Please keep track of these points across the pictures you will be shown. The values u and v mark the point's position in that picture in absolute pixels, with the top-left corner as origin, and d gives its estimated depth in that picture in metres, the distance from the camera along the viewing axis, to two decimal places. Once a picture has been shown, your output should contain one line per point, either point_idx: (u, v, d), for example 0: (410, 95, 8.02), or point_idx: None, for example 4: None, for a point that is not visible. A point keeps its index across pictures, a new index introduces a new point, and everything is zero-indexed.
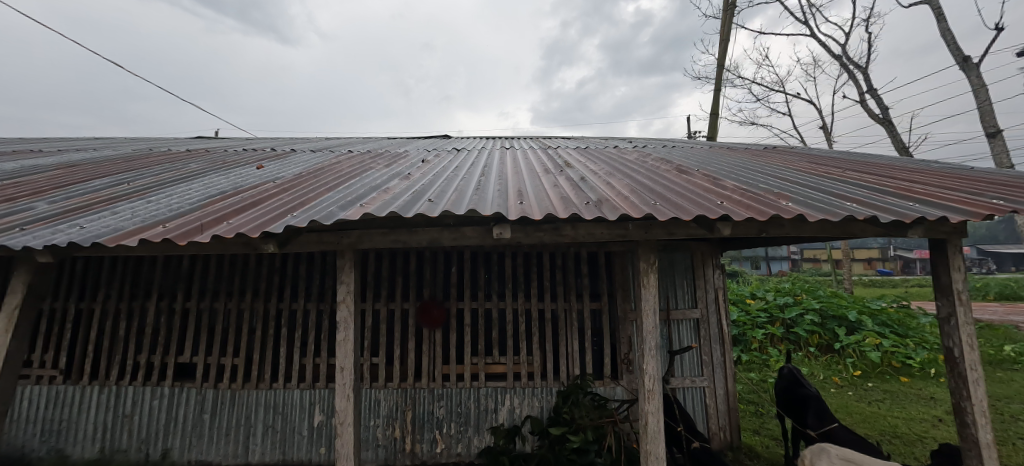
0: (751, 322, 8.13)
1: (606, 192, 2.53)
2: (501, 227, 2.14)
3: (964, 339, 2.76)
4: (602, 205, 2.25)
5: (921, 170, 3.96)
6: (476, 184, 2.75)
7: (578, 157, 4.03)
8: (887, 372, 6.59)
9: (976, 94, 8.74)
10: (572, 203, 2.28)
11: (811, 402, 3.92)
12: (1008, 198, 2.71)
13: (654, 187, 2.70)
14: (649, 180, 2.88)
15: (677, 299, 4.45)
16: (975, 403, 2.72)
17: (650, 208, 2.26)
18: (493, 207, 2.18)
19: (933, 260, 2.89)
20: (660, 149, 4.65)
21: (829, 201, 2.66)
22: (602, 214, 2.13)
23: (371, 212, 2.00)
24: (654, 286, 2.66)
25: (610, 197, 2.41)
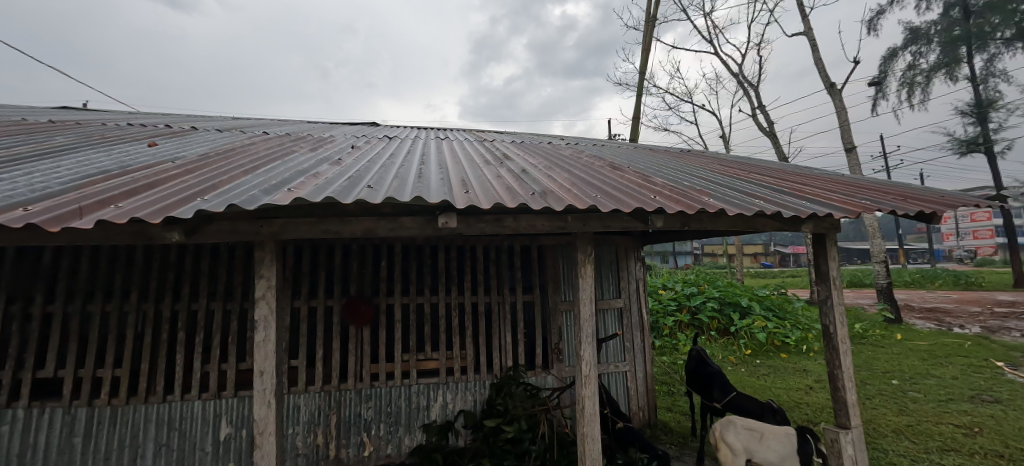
0: (664, 310, 8.72)
1: (549, 184, 2.52)
2: (446, 216, 2.04)
3: (838, 318, 3.14)
4: (547, 196, 2.22)
5: (809, 175, 4.46)
6: (415, 173, 2.60)
7: (513, 150, 4.01)
8: (771, 350, 7.45)
9: (841, 113, 10.15)
10: (517, 193, 2.24)
11: (716, 378, 4.28)
12: (876, 198, 3.12)
13: (590, 181, 2.74)
14: (585, 175, 2.92)
15: (604, 290, 4.62)
16: (844, 371, 3.11)
17: (591, 199, 2.28)
18: (438, 194, 2.08)
19: (815, 252, 3.25)
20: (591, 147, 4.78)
21: (742, 198, 2.88)
22: (547, 203, 2.11)
23: (302, 196, 1.80)
24: (590, 277, 2.71)
25: (552, 189, 2.41)
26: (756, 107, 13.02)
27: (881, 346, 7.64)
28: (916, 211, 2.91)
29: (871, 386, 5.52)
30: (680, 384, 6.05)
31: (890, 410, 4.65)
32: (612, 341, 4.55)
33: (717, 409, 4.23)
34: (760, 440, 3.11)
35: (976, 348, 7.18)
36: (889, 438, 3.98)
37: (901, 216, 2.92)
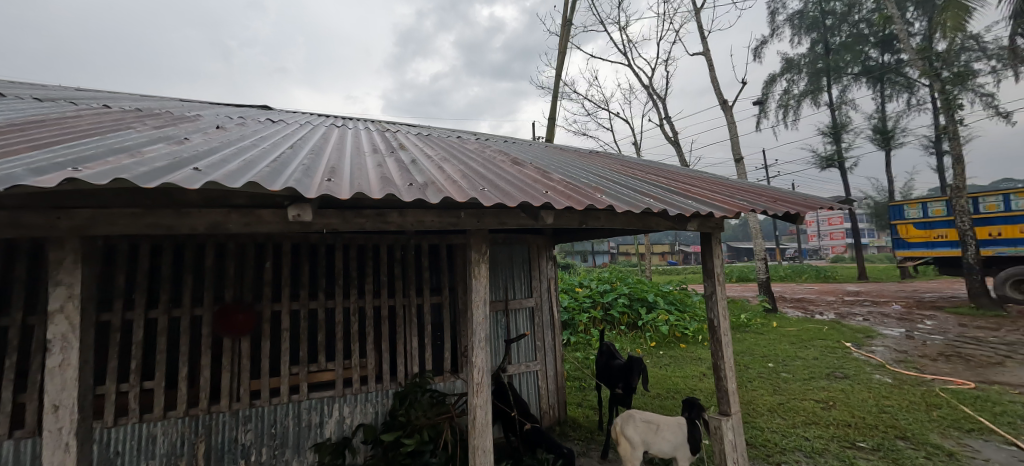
0: (579, 307, 8.93)
1: (436, 175, 2.34)
2: (298, 208, 1.79)
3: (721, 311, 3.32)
4: (426, 188, 2.04)
5: (701, 178, 4.75)
6: (280, 158, 2.28)
7: (414, 141, 3.76)
8: (672, 341, 7.95)
9: (732, 127, 11.21)
10: (393, 184, 2.03)
11: (614, 365, 4.47)
12: (754, 200, 3.34)
13: (485, 174, 2.60)
14: (483, 168, 2.78)
15: (516, 289, 4.53)
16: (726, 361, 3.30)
17: (476, 192, 2.13)
18: (286, 181, 1.79)
19: (702, 249, 3.42)
20: (500, 143, 4.68)
21: (634, 196, 2.92)
22: (422, 195, 1.92)
23: (83, 178, 1.43)
24: (484, 275, 2.58)
25: (438, 181, 2.23)
26: (663, 118, 13.95)
27: (761, 333, 8.51)
28: (784, 212, 3.17)
29: (751, 370, 6.08)
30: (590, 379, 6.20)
31: (766, 390, 5.12)
32: (523, 340, 4.49)
33: (623, 397, 4.33)
34: (655, 432, 3.20)
35: (833, 332, 8.26)
36: (765, 416, 4.35)
37: (771, 216, 3.16)
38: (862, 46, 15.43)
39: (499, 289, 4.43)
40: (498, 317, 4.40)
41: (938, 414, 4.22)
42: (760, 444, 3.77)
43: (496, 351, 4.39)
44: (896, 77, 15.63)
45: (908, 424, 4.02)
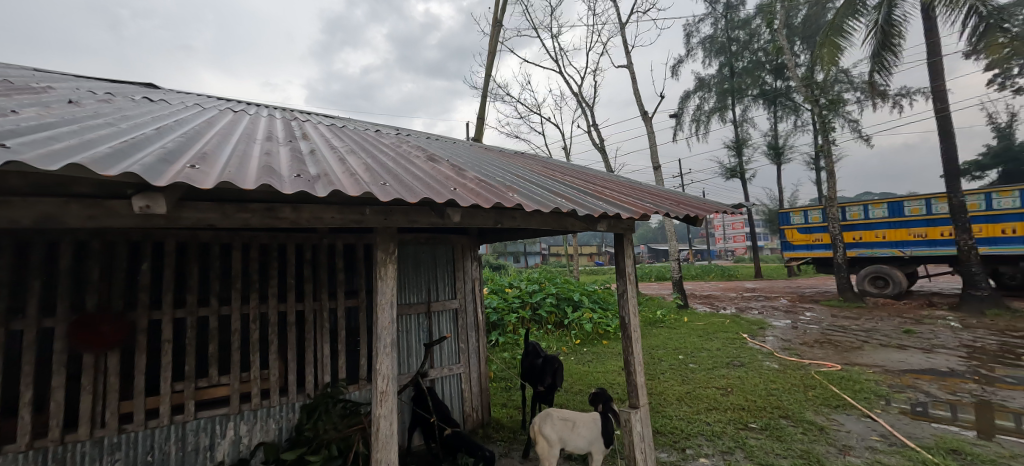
0: (508, 307, 8.86)
1: (334, 167, 2.24)
2: (147, 199, 1.63)
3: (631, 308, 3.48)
4: (315, 181, 1.95)
5: (618, 182, 4.94)
6: (147, 138, 2.05)
7: (324, 132, 3.50)
8: (595, 338, 8.23)
9: (652, 136, 11.90)
10: (279, 176, 1.92)
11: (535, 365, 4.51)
12: (660, 203, 3.51)
13: (395, 168, 2.51)
14: (394, 162, 2.67)
15: (438, 291, 4.39)
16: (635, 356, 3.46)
17: (375, 187, 2.06)
18: (137, 164, 1.61)
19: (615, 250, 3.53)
20: (422, 139, 4.54)
21: (548, 196, 2.94)
22: (309, 189, 1.83)
23: None
24: (393, 273, 2.47)
25: (335, 173, 2.13)
26: (592, 125, 14.54)
27: (675, 328, 9.10)
28: (685, 215, 3.36)
29: (664, 362, 6.45)
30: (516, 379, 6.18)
31: (676, 381, 5.45)
32: (445, 343, 4.36)
33: (545, 395, 4.37)
34: (572, 429, 3.24)
35: (733, 325, 9.08)
36: (675, 405, 4.62)
37: (675, 218, 3.34)
38: (760, 73, 17.26)
39: (420, 291, 4.27)
40: (418, 319, 4.24)
41: (813, 393, 4.77)
42: (668, 431, 3.99)
43: (416, 355, 4.22)
44: (786, 101, 17.63)
45: (791, 404, 4.49)
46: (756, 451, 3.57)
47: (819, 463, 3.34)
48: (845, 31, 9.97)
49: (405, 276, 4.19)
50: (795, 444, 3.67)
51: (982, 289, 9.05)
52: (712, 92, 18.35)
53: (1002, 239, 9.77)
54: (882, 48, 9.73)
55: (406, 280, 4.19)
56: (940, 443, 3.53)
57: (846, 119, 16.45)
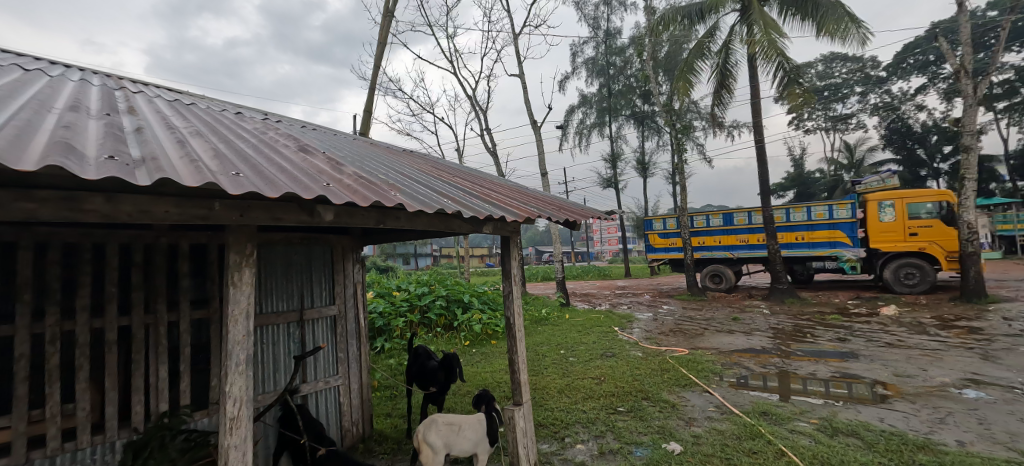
0: (395, 311, 8.50)
1: (165, 152, 2.00)
2: None
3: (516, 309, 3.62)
4: (138, 167, 1.73)
5: (505, 185, 5.11)
6: None
7: (164, 108, 3.02)
8: (484, 339, 8.35)
9: (540, 144, 12.50)
10: (81, 157, 1.67)
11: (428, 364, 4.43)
12: (543, 208, 3.71)
13: (254, 160, 2.32)
14: (256, 153, 2.48)
15: (312, 296, 4.00)
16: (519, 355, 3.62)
17: (223, 180, 1.89)
18: None
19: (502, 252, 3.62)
20: (296, 128, 4.18)
21: (433, 196, 2.93)
22: (126, 176, 1.61)
23: None
24: (247, 273, 2.22)
25: (171, 159, 1.94)
26: (484, 130, 14.81)
27: (557, 325, 9.65)
28: (564, 220, 3.61)
29: (546, 357, 6.80)
30: (402, 387, 5.98)
31: (556, 374, 5.80)
32: (320, 354, 4.01)
33: (435, 396, 4.33)
34: (457, 433, 3.28)
35: (606, 319, 9.96)
36: (554, 397, 4.92)
37: (556, 222, 3.56)
38: (632, 96, 19.27)
39: (291, 297, 3.85)
40: (287, 329, 3.82)
41: (668, 376, 5.46)
42: (549, 423, 4.23)
43: (284, 369, 3.80)
44: (652, 122, 19.88)
45: (649, 387, 5.08)
46: (622, 431, 3.97)
47: (671, 436, 3.84)
48: (695, 69, 11.61)
49: (274, 281, 3.74)
50: (654, 421, 4.16)
51: (784, 283, 11.21)
52: (593, 109, 20.00)
53: (797, 244, 12.18)
54: (721, 87, 11.56)
55: (273, 286, 3.75)
56: (755, 408, 4.29)
57: (696, 142, 19.17)
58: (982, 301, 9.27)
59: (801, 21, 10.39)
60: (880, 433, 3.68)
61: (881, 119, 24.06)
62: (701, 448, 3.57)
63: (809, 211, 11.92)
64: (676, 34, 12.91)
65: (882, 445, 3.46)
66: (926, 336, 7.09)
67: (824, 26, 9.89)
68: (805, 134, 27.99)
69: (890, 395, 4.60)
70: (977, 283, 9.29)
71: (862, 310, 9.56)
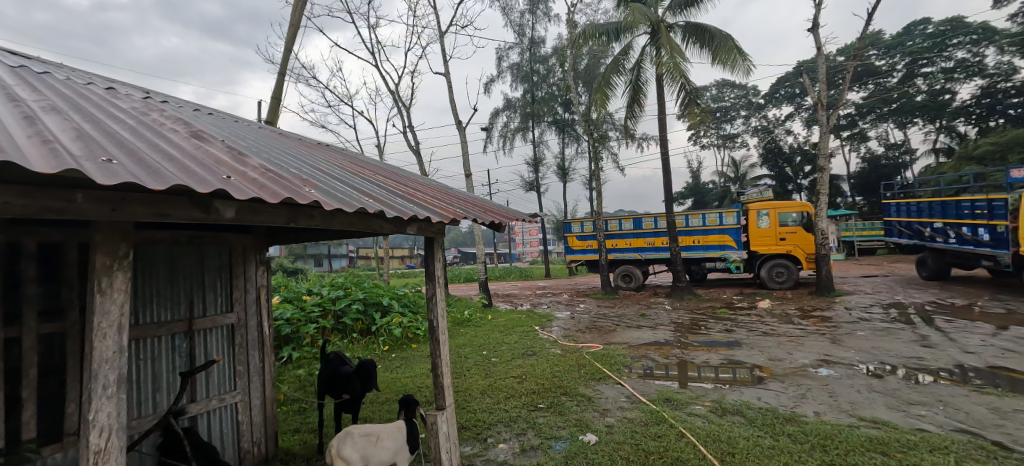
0: (306, 318, 7.93)
1: (8, 130, 1.74)
2: None
3: (440, 311, 3.60)
4: None
5: (428, 185, 5.03)
6: None
7: (5, 78, 2.54)
8: (404, 343, 8.14)
9: (464, 144, 12.47)
10: None
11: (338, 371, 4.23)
12: (469, 209, 3.73)
13: (132, 146, 2.08)
14: (140, 141, 2.22)
15: (205, 302, 3.38)
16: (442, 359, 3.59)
17: (90, 166, 1.67)
18: None
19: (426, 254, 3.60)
20: (188, 111, 3.72)
21: (351, 194, 2.81)
22: None
23: None
24: (122, 277, 1.94)
25: (14, 138, 1.68)
26: (406, 127, 14.43)
27: (479, 326, 9.68)
28: (490, 221, 3.66)
29: (469, 359, 6.80)
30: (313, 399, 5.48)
31: (479, 376, 5.83)
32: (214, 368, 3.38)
33: (349, 404, 4.12)
34: (376, 443, 3.15)
35: (527, 319, 10.20)
36: (476, 399, 4.94)
37: (481, 224, 3.59)
38: (554, 103, 19.96)
39: (177, 304, 3.21)
40: (171, 341, 3.17)
41: (585, 371, 5.74)
42: (471, 425, 4.25)
43: (167, 388, 3.14)
44: (572, 129, 20.72)
45: (569, 383, 5.29)
46: (543, 427, 4.11)
47: (587, 427, 4.05)
48: (611, 83, 12.31)
49: (156, 286, 3.09)
50: (571, 415, 4.36)
51: (684, 281, 12.28)
52: (517, 114, 20.42)
53: (693, 246, 13.38)
54: (633, 99, 12.36)
55: (154, 292, 3.09)
56: (660, 395, 4.67)
57: (611, 151, 20.36)
58: (831, 294, 10.90)
59: (699, 49, 11.49)
60: (758, 410, 4.20)
61: (762, 138, 27.40)
62: (613, 437, 3.81)
63: (704, 217, 13.11)
64: (595, 48, 13.60)
65: (760, 420, 3.95)
66: (793, 324, 8.20)
67: (718, 55, 11.02)
68: (702, 148, 30.94)
69: (766, 377, 5.27)
70: (826, 280, 10.94)
71: (745, 304, 10.81)
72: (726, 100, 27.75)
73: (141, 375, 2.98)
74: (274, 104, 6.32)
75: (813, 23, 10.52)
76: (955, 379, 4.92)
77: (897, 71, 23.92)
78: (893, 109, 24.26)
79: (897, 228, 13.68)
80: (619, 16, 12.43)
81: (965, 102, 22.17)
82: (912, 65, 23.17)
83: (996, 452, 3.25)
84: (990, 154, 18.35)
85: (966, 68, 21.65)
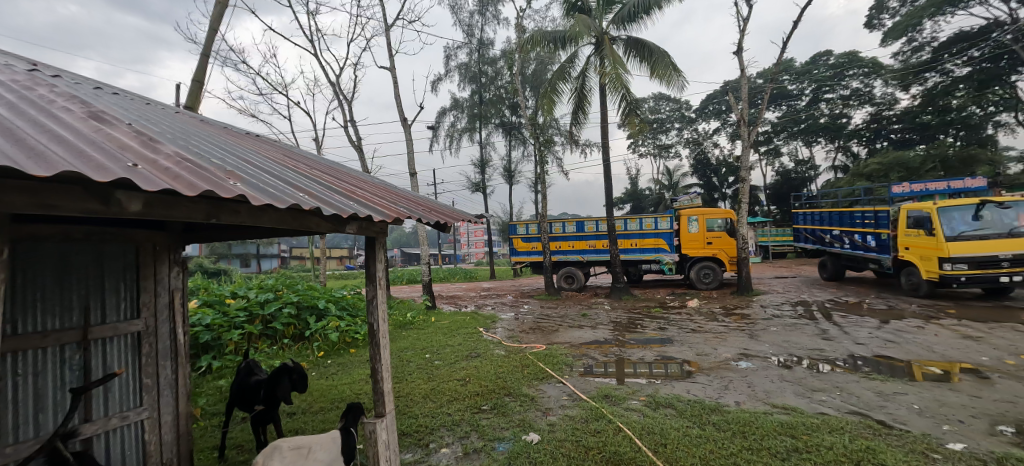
0: (228, 324, 7.20)
1: None
2: None
3: (380, 315, 3.51)
4: None
5: (370, 182, 4.88)
6: None
7: None
8: (341, 348, 7.82)
9: (409, 144, 12.20)
10: None
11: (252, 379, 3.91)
12: (413, 208, 3.66)
13: (17, 128, 1.87)
14: (26, 122, 2.00)
15: (104, 308, 2.98)
16: (382, 363, 3.50)
17: None
18: None
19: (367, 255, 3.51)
20: (88, 90, 3.35)
21: (283, 189, 2.67)
22: None
23: None
24: (4, 280, 1.86)
25: None
26: (348, 122, 13.88)
27: (422, 329, 9.51)
28: (434, 221, 3.62)
29: (409, 363, 6.66)
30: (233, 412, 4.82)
31: (421, 379, 5.73)
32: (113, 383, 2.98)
33: (263, 415, 3.83)
34: (307, 455, 3.01)
35: (471, 320, 10.18)
36: (417, 403, 4.87)
37: (425, 223, 3.55)
38: (501, 106, 20.08)
39: (69, 310, 2.79)
40: (60, 352, 2.74)
41: (528, 371, 5.82)
42: (413, 431, 4.17)
43: (53, 408, 2.69)
44: (518, 133, 20.94)
45: (512, 383, 5.35)
46: (486, 429, 4.14)
47: (530, 427, 4.12)
48: (557, 90, 12.59)
49: (41, 289, 2.65)
50: (514, 415, 4.41)
51: (621, 282, 12.80)
52: (464, 114, 20.36)
53: (631, 249, 13.96)
54: (578, 107, 12.72)
55: (39, 296, 2.65)
56: (599, 392, 4.84)
57: (555, 156, 20.83)
58: (749, 294, 11.82)
59: (639, 63, 12.04)
60: (688, 402, 4.47)
61: (693, 149, 29.20)
62: (555, 435, 3.90)
63: (641, 221, 13.78)
64: (542, 54, 13.86)
65: (688, 411, 4.21)
66: (719, 322, 8.80)
67: (656, 69, 11.60)
68: (641, 156, 32.40)
69: (693, 371, 5.62)
70: (745, 280, 11.81)
71: (676, 303, 11.48)
72: (662, 112, 29.29)
73: (19, 394, 2.53)
74: (195, 89, 5.83)
75: (739, 46, 11.37)
76: (849, 367, 5.53)
77: (805, 96, 26.46)
78: (801, 128, 26.67)
79: (804, 235, 15.11)
80: (565, 25, 12.75)
81: (858, 125, 24.93)
82: (817, 91, 25.74)
83: (881, 430, 3.69)
84: (876, 172, 20.83)
85: (860, 97, 24.40)
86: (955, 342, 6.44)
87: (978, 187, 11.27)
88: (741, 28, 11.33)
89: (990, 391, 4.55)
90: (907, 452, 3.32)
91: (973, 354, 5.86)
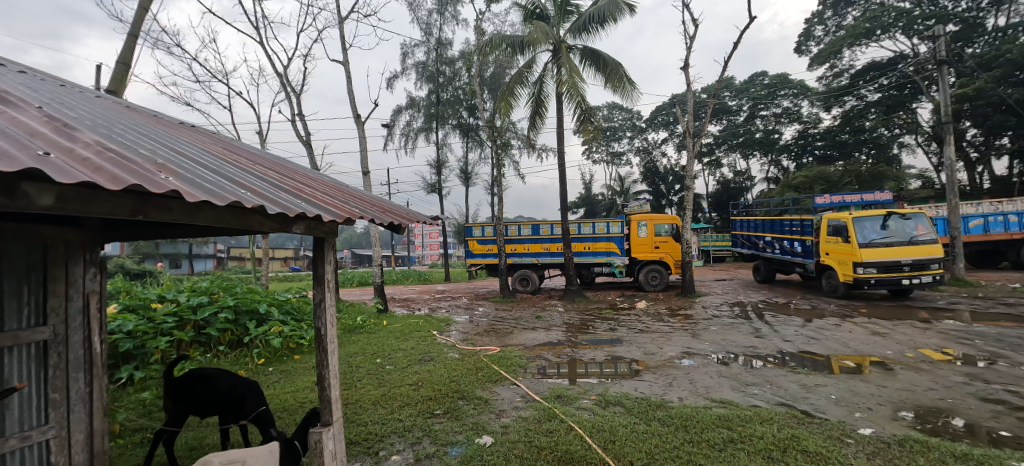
0: (156, 330, 6.64)
1: None
2: None
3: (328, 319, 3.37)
4: None
5: (320, 181, 4.66)
6: None
7: None
8: (285, 354, 7.47)
9: (363, 141, 11.86)
10: None
11: (245, 381, 3.85)
12: (366, 209, 3.55)
13: None
14: None
15: (5, 314, 2.66)
16: (330, 369, 3.38)
17: None
18: None
19: (315, 256, 3.36)
20: None
21: (224, 184, 2.53)
22: None
23: None
24: None
25: None
26: (295, 116, 13.25)
27: (373, 333, 9.24)
28: (388, 222, 3.55)
29: (359, 368, 6.47)
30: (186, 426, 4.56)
31: (371, 385, 5.58)
32: (13, 398, 2.66)
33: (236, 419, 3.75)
34: None
35: (424, 323, 10.04)
36: (364, 409, 4.76)
37: (378, 224, 3.46)
38: (459, 107, 19.98)
39: None
40: None
41: (482, 374, 5.81)
42: (362, 439, 4.05)
43: None
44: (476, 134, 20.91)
45: (466, 387, 5.32)
46: (439, 434, 4.08)
47: (483, 429, 4.12)
48: (515, 94, 12.69)
49: None
50: (468, 419, 4.39)
51: (575, 285, 13.07)
52: (420, 113, 20.10)
53: (584, 252, 14.29)
54: (535, 111, 12.91)
55: None
56: (552, 393, 4.91)
57: (512, 159, 21.02)
58: (693, 296, 12.40)
59: (594, 73, 12.37)
60: (635, 399, 4.63)
61: (643, 157, 30.41)
62: (508, 437, 3.92)
63: (594, 225, 14.16)
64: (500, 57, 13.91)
65: (636, 408, 4.37)
66: (665, 322, 9.17)
67: (611, 80, 11.98)
68: (594, 162, 33.31)
69: (641, 370, 5.82)
70: (690, 283, 12.39)
71: (626, 305, 11.85)
72: (615, 120, 30.25)
73: None
74: (121, 72, 5.41)
75: (687, 60, 11.95)
76: (778, 362, 5.94)
77: (743, 111, 28.25)
78: (740, 142, 28.20)
79: (741, 240, 16.01)
80: (524, 30, 12.89)
81: (789, 141, 26.76)
82: (754, 108, 27.55)
83: (805, 419, 3.99)
84: (803, 183, 22.31)
85: (790, 115, 26.35)
86: (866, 338, 7.08)
87: (886, 200, 12.45)
88: (687, 46, 11.93)
89: (894, 380, 5.04)
90: (826, 438, 3.60)
91: (881, 349, 6.46)
